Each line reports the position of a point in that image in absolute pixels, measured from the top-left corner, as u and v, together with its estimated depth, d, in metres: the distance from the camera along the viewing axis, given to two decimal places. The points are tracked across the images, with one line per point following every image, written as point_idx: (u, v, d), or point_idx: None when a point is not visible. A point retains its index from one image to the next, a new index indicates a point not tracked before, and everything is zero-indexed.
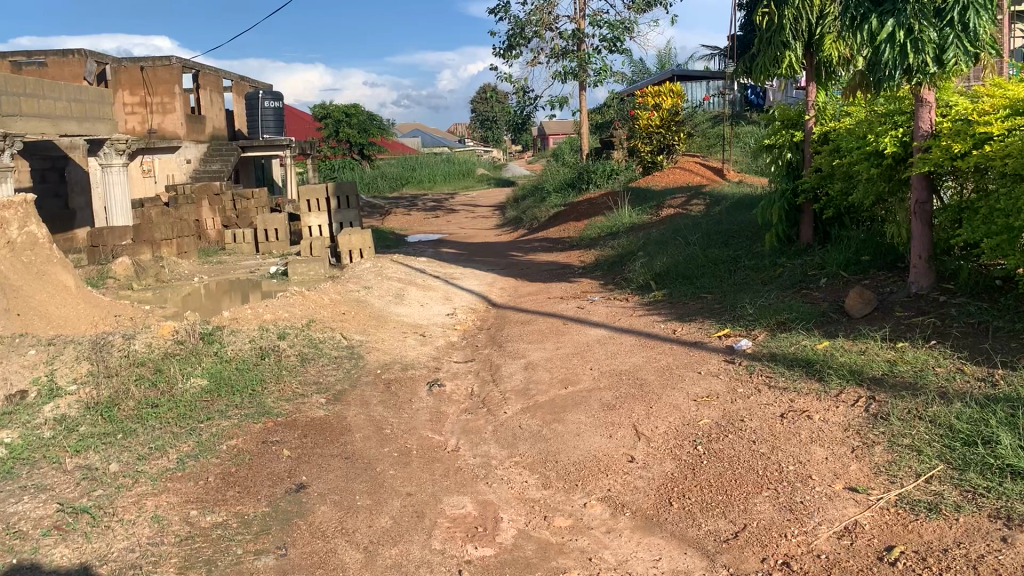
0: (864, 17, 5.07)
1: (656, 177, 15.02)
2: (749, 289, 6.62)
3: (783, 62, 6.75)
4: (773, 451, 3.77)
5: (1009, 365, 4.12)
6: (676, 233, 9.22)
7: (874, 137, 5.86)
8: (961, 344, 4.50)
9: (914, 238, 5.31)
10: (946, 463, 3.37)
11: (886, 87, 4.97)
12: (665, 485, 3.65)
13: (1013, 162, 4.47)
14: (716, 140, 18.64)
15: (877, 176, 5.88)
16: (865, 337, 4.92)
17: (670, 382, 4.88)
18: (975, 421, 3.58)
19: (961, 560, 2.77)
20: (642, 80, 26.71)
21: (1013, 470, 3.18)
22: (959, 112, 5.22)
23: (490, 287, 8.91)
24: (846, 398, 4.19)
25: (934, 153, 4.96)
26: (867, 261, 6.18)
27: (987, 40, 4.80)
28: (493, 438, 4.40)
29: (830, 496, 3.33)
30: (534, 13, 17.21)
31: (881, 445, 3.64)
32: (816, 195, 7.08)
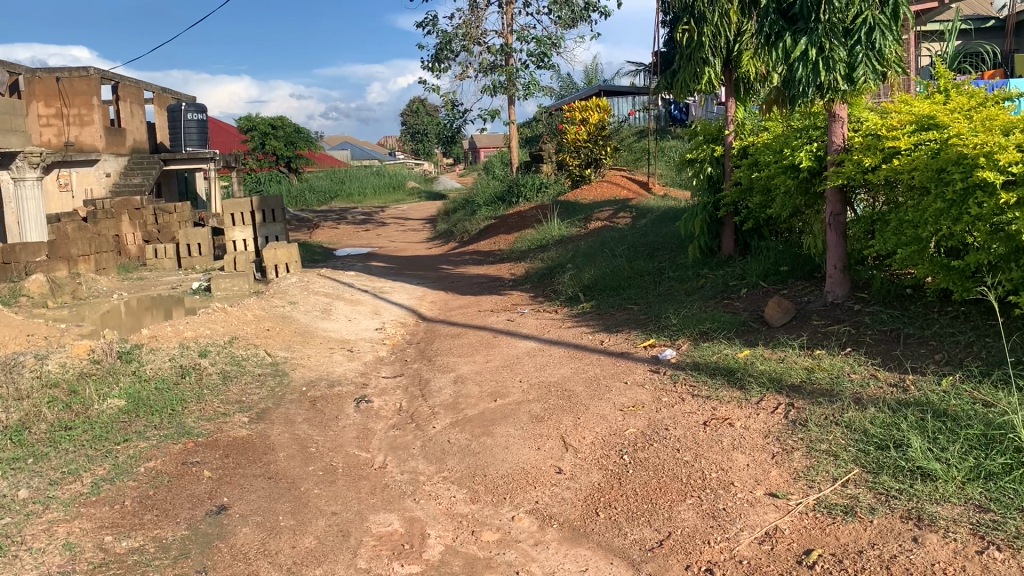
0: (779, 35, 5.25)
1: (585, 191, 15.17)
2: (673, 299, 6.74)
3: (703, 78, 6.92)
4: (696, 459, 3.84)
5: (918, 370, 4.28)
6: (604, 246, 9.33)
7: (790, 151, 6.05)
8: (875, 351, 4.65)
9: (829, 249, 5.45)
10: (861, 466, 3.48)
11: (800, 103, 5.14)
12: (592, 496, 3.67)
13: (920, 176, 4.67)
14: (641, 154, 18.97)
15: (794, 189, 6.07)
16: (784, 345, 5.05)
17: (597, 393, 4.92)
18: (888, 425, 3.71)
19: (875, 560, 2.86)
20: (569, 95, 27.01)
21: (922, 472, 3.31)
22: (870, 127, 5.41)
23: (420, 301, 8.87)
24: (767, 405, 4.29)
25: (846, 167, 5.12)
26: (785, 272, 6.37)
27: (894, 59, 5.01)
28: (421, 454, 4.37)
29: (751, 502, 3.40)
30: (462, 27, 17.25)
31: (799, 451, 3.74)
32: (736, 208, 7.26)
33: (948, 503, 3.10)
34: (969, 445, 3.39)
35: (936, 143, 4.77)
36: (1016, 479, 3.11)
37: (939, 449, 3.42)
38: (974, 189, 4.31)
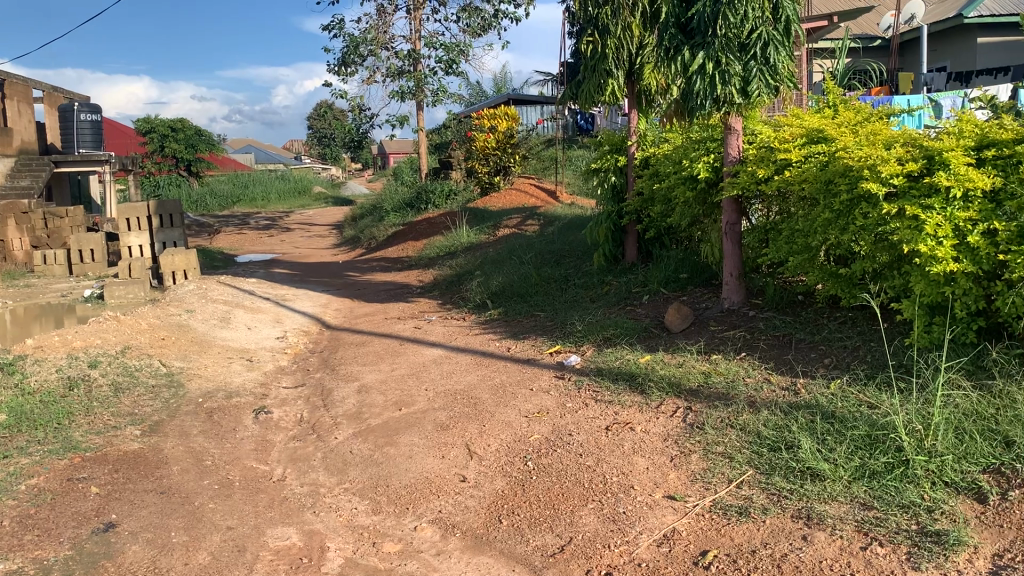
0: (678, 48, 5.38)
1: (493, 198, 15.22)
2: (578, 306, 6.83)
3: (606, 89, 7.03)
4: (598, 464, 3.89)
5: (808, 374, 4.45)
6: (511, 253, 9.38)
7: (689, 162, 6.21)
8: (768, 356, 4.82)
9: (726, 257, 5.63)
10: (754, 468, 3.60)
11: (698, 115, 5.29)
12: (494, 503, 3.67)
13: (810, 187, 4.86)
14: (549, 162, 19.16)
15: (693, 200, 6.24)
16: (683, 350, 5.17)
17: (502, 400, 4.93)
18: (780, 427, 3.84)
19: (767, 559, 2.95)
20: (477, 102, 27.08)
21: (811, 472, 3.44)
22: (764, 140, 5.61)
23: (325, 309, 8.72)
24: (666, 409, 4.38)
25: (741, 178, 5.31)
26: (685, 279, 6.55)
27: (786, 74, 5.21)
28: (322, 465, 4.28)
29: (651, 505, 3.46)
30: (369, 31, 17.08)
31: (697, 453, 3.83)
32: (639, 216, 7.40)
33: (835, 501, 3.23)
34: (855, 445, 3.54)
35: (824, 156, 4.98)
36: (897, 477, 3.27)
37: (827, 449, 3.56)
38: (859, 200, 4.51)
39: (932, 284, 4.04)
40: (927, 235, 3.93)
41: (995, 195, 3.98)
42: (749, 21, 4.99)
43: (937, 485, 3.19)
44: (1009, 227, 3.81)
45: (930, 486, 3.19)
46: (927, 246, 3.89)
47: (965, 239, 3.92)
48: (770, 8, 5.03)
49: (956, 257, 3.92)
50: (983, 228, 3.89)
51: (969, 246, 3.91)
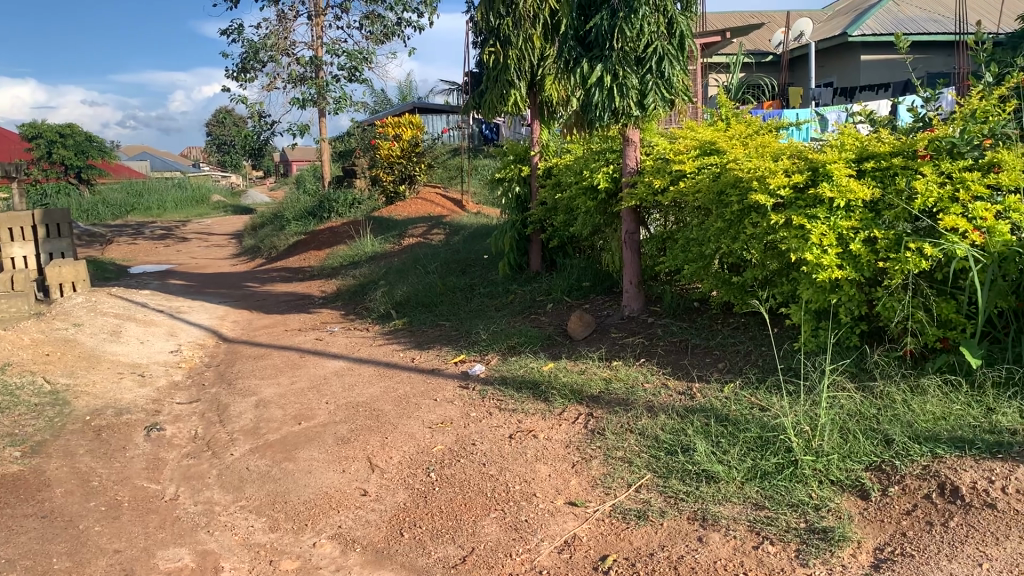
0: (577, 61, 5.46)
1: (398, 207, 15.10)
2: (483, 315, 6.84)
3: (509, 100, 7.05)
4: (501, 473, 3.90)
5: (703, 378, 4.58)
6: (416, 262, 9.31)
7: (589, 172, 6.32)
8: (666, 361, 4.94)
9: (625, 265, 5.75)
10: (652, 471, 3.67)
11: (597, 126, 5.38)
12: (396, 516, 3.63)
13: (703, 197, 5.00)
14: (455, 171, 19.16)
15: (594, 210, 6.34)
16: (585, 357, 5.24)
17: (406, 411, 4.89)
18: (677, 430, 3.93)
19: (664, 562, 3.01)
20: (382, 111, 26.92)
21: (706, 474, 3.53)
22: (660, 152, 5.76)
23: (222, 321, 8.48)
24: (568, 415, 4.43)
25: (639, 189, 5.46)
26: (587, 287, 6.66)
27: (681, 88, 5.37)
28: (217, 483, 4.15)
29: (552, 512, 3.49)
30: (269, 37, 16.75)
31: (597, 459, 3.89)
32: (543, 226, 7.50)
33: (728, 502, 3.32)
34: (748, 447, 3.65)
35: (717, 167, 5.14)
36: (786, 477, 3.39)
37: (721, 452, 3.67)
38: (749, 210, 4.67)
39: (818, 290, 4.22)
40: (813, 244, 4.09)
41: (874, 205, 4.18)
42: (644, 36, 5.11)
43: (824, 483, 3.33)
44: (888, 235, 4.01)
45: (817, 485, 3.32)
46: (814, 254, 4.05)
47: (847, 247, 4.10)
48: (665, 23, 5.16)
49: (841, 265, 4.09)
50: (864, 236, 4.08)
51: (851, 254, 4.09)
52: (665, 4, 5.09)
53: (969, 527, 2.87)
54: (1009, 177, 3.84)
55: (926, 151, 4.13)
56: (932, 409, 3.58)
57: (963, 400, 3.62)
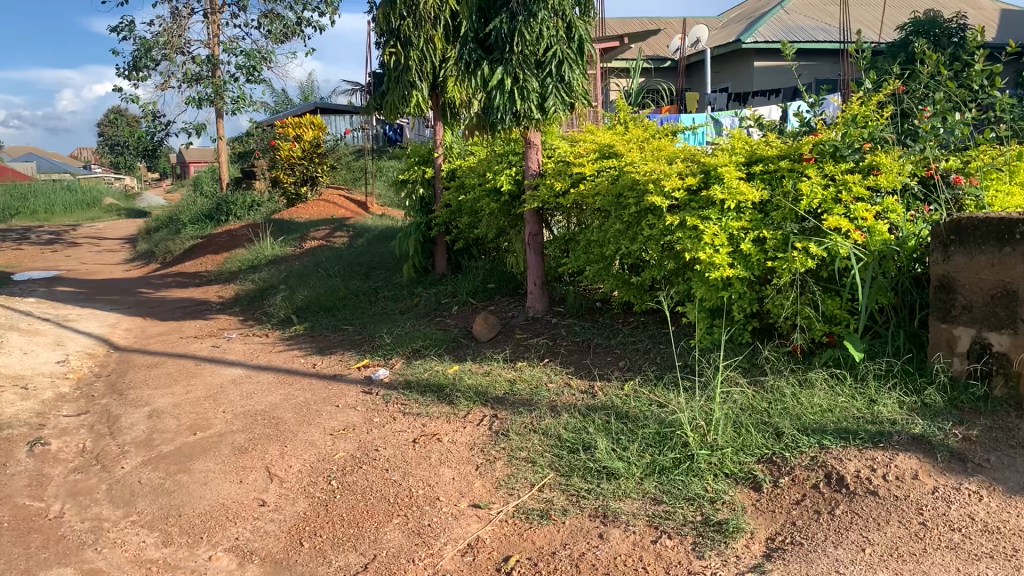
0: (477, 63, 5.45)
1: (299, 210, 14.79)
2: (387, 318, 6.78)
3: (411, 101, 7.02)
4: (404, 478, 3.86)
5: (605, 377, 4.65)
6: (318, 266, 9.14)
7: (492, 174, 6.33)
8: (569, 361, 4.99)
9: (529, 267, 5.81)
10: (555, 470, 3.71)
11: (498, 129, 5.39)
12: (296, 526, 3.56)
13: (602, 199, 5.08)
14: (359, 173, 18.92)
15: (497, 212, 6.36)
16: (489, 359, 5.25)
17: (306, 418, 4.80)
18: (579, 429, 3.98)
19: (566, 560, 3.04)
20: (283, 111, 26.40)
21: (607, 471, 3.59)
22: (561, 154, 5.83)
23: (113, 329, 8.13)
24: (473, 418, 4.43)
25: (541, 191, 5.55)
26: (493, 289, 6.69)
27: (580, 92, 5.46)
28: (106, 498, 3.98)
29: (456, 515, 3.48)
30: (162, 35, 16.18)
31: (501, 460, 3.90)
32: (448, 227, 7.48)
33: (628, 498, 3.38)
34: (646, 443, 3.72)
35: (615, 170, 5.22)
36: (684, 471, 3.47)
37: (621, 448, 3.73)
38: (646, 212, 4.77)
39: (711, 288, 4.34)
40: (706, 244, 4.21)
41: (763, 206, 4.34)
42: (543, 40, 5.16)
43: (719, 476, 3.42)
44: (775, 235, 4.17)
45: (712, 478, 3.41)
46: (706, 254, 4.17)
47: (738, 247, 4.24)
48: (564, 27, 5.23)
49: (732, 264, 4.23)
50: (753, 236, 4.23)
51: (742, 253, 4.23)
52: (564, 8, 5.15)
53: (853, 514, 3.00)
54: (886, 178, 4.05)
55: (811, 154, 4.31)
56: (819, 402, 3.72)
57: (848, 392, 3.78)
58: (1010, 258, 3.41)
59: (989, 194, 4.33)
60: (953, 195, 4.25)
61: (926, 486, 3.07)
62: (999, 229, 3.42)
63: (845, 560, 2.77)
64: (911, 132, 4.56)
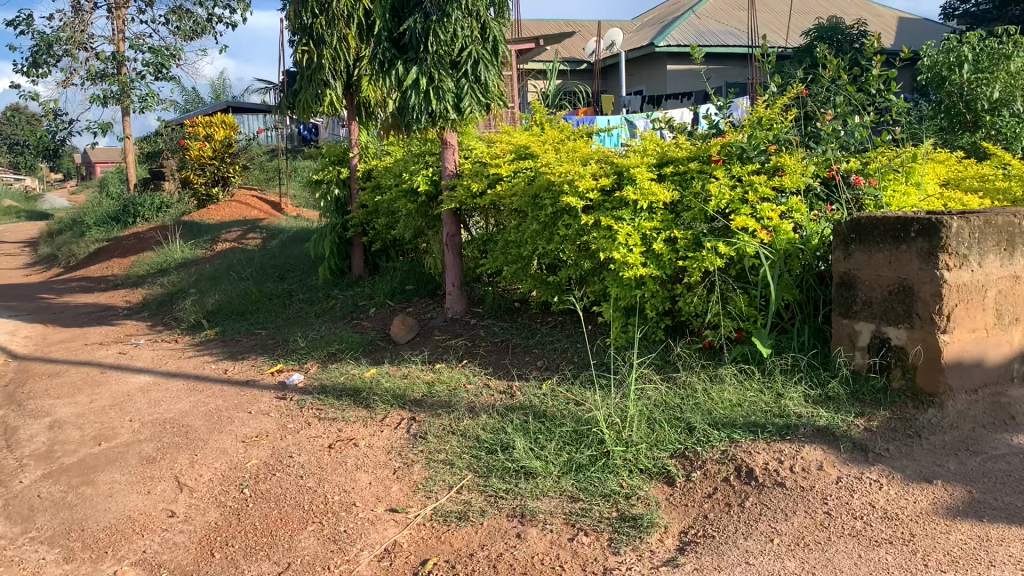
0: (392, 63, 5.35)
1: (210, 211, 14.40)
2: (302, 322, 6.66)
3: (324, 99, 6.90)
4: (320, 484, 3.80)
5: (523, 377, 4.67)
6: (230, 269, 8.91)
7: (408, 175, 6.27)
8: (487, 361, 4.99)
9: (447, 268, 5.78)
10: (473, 471, 3.70)
11: (413, 129, 5.35)
12: (207, 537, 3.46)
13: (519, 200, 5.10)
14: (273, 173, 18.55)
15: (414, 212, 6.32)
16: (407, 361, 5.21)
17: (218, 425, 4.67)
18: (497, 429, 3.98)
19: (483, 561, 3.04)
20: (194, 110, 25.72)
21: (525, 471, 3.60)
22: (477, 155, 5.83)
23: (11, 337, 7.76)
24: (390, 421, 4.38)
25: (458, 192, 5.53)
26: (410, 290, 6.66)
27: (496, 93, 5.47)
28: (3, 515, 3.79)
29: (372, 520, 3.44)
30: (64, 30, 15.54)
31: (419, 463, 3.87)
32: (364, 228, 7.41)
33: (545, 497, 3.40)
34: (563, 441, 3.75)
35: (531, 171, 5.24)
36: (599, 468, 3.51)
37: (539, 448, 3.74)
38: (562, 213, 4.81)
39: (625, 287, 4.41)
40: (620, 243, 4.27)
41: (675, 207, 4.43)
42: (458, 40, 5.14)
43: (634, 472, 3.47)
44: (686, 234, 4.27)
45: (628, 474, 3.46)
46: (620, 254, 4.23)
47: (650, 246, 4.31)
48: (478, 27, 5.23)
49: (645, 263, 4.30)
50: (665, 236, 4.30)
51: (654, 253, 4.31)
52: (478, 9, 5.16)
53: (762, 506, 3.09)
54: (790, 179, 4.19)
55: (719, 155, 4.42)
56: (729, 396, 3.82)
57: (756, 386, 3.88)
58: (906, 257, 3.53)
59: (887, 194, 4.52)
60: (853, 195, 4.43)
61: (830, 476, 3.18)
62: (895, 228, 3.54)
63: (754, 551, 2.85)
64: (814, 134, 4.72)
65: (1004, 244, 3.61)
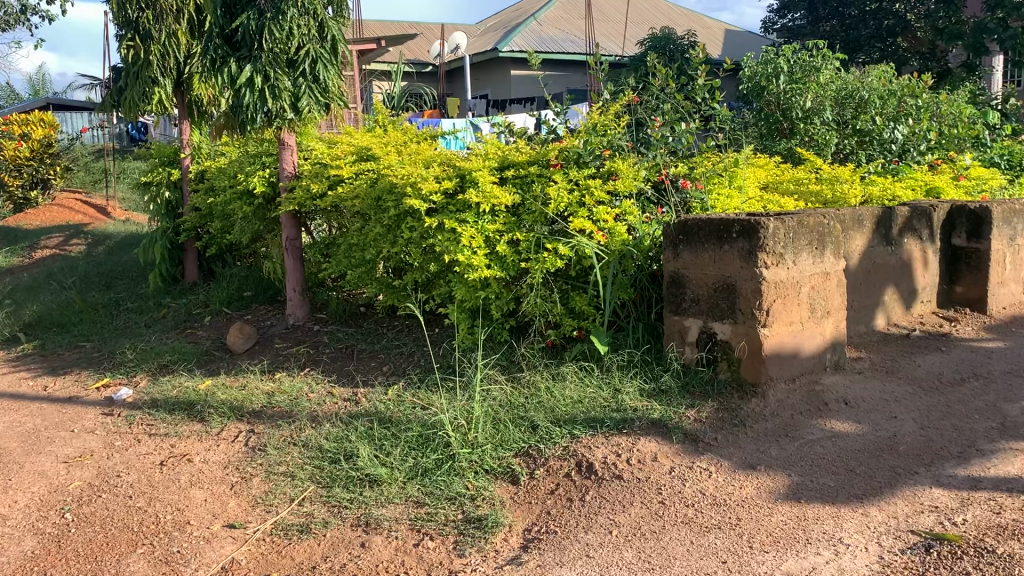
0: (223, 60, 5.08)
1: (28, 216, 13.34)
2: (131, 332, 6.28)
3: (152, 98, 6.55)
4: (150, 503, 3.60)
5: (368, 383, 4.59)
6: (50, 278, 8.30)
7: (244, 177, 6.05)
8: (330, 368, 4.89)
9: (288, 273, 5.61)
10: (316, 482, 3.60)
11: (249, 129, 5.16)
12: (22, 568, 3.19)
13: (361, 203, 5.01)
14: (100, 175, 17.40)
15: (252, 216, 6.10)
16: (245, 371, 5.02)
17: (35, 447, 4.33)
18: (341, 438, 3.89)
19: (327, 573, 2.97)
20: (7, 106, 23.79)
21: (370, 478, 3.53)
22: (317, 156, 5.69)
23: None
24: (228, 434, 4.21)
25: (297, 194, 5.37)
26: (249, 297, 6.44)
27: (335, 93, 5.37)
28: None
29: (208, 538, 3.29)
30: None
31: (258, 477, 3.73)
32: (198, 233, 7.11)
33: (391, 504, 3.36)
34: (409, 447, 3.71)
35: (372, 174, 5.17)
36: (445, 471, 3.50)
37: (384, 454, 3.69)
38: (405, 215, 4.77)
39: (469, 289, 4.43)
40: (464, 246, 4.29)
41: (516, 209, 4.50)
42: (294, 38, 5.00)
43: (479, 474, 3.49)
44: (528, 237, 4.35)
45: (473, 476, 3.47)
46: (465, 257, 4.25)
47: (494, 248, 4.35)
48: (316, 26, 5.10)
49: (488, 265, 4.34)
50: (507, 238, 4.37)
51: (497, 254, 4.36)
52: (315, 7, 5.03)
53: (601, 499, 3.18)
54: (624, 183, 4.37)
55: (557, 159, 4.53)
56: (570, 394, 3.91)
57: (595, 382, 4.00)
58: (729, 256, 3.73)
59: (713, 197, 4.78)
60: (681, 198, 4.65)
61: (665, 466, 3.32)
62: (719, 228, 3.75)
63: (594, 544, 2.92)
64: (645, 139, 4.92)
65: (815, 242, 3.88)
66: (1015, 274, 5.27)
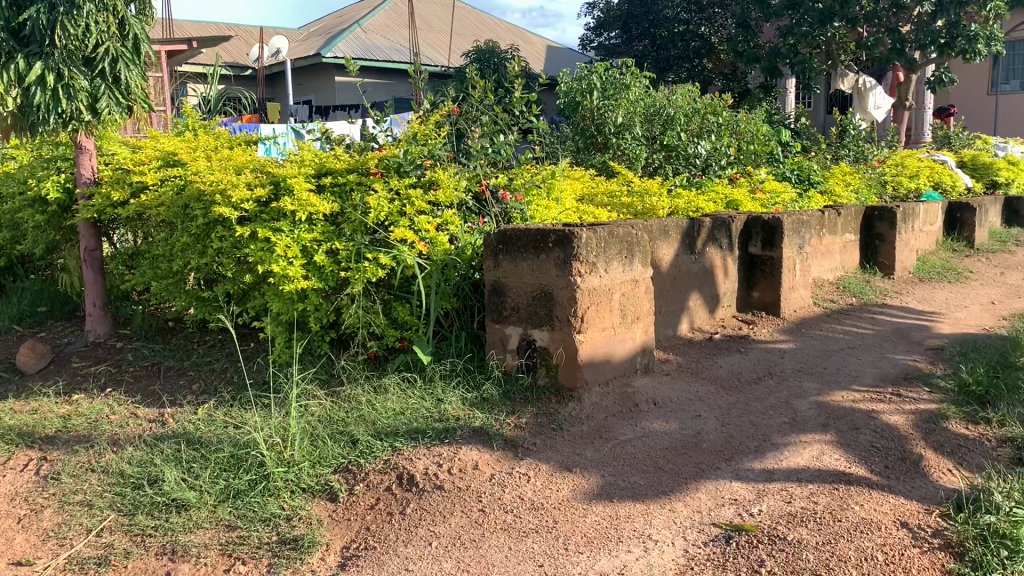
0: (9, 56, 4.67)
1: None
2: None
3: None
4: None
5: (176, 402, 4.35)
6: None
7: (35, 182, 5.58)
8: (135, 388, 4.59)
9: (87, 286, 5.22)
10: (117, 510, 3.36)
11: (40, 131, 4.80)
12: None
13: (167, 211, 4.75)
14: None
15: (45, 224, 5.64)
16: (37, 394, 4.62)
17: None
18: (144, 461, 3.65)
19: None
20: None
21: (177, 503, 3.34)
22: (119, 161, 5.33)
23: None
24: (15, 463, 3.86)
25: (95, 201, 5.01)
26: (43, 313, 5.97)
27: (139, 95, 5.07)
28: None
29: None
30: None
31: (50, 508, 3.44)
32: None
33: (199, 529, 3.19)
34: (219, 468, 3.53)
35: (179, 180, 4.90)
36: (259, 492, 3.36)
37: (192, 477, 3.49)
38: (215, 224, 4.56)
39: (286, 301, 4.28)
40: (279, 256, 4.14)
41: (335, 219, 4.40)
42: (92, 35, 4.67)
43: (295, 492, 3.37)
44: (347, 247, 4.26)
45: (288, 495, 3.35)
46: (280, 267, 4.10)
47: (311, 258, 4.23)
48: (116, 23, 4.78)
49: (306, 276, 4.21)
50: (325, 248, 4.25)
51: (315, 265, 4.23)
52: (115, 3, 4.72)
53: (421, 511, 3.16)
54: (444, 194, 4.40)
55: (377, 168, 4.48)
56: (392, 405, 3.86)
57: (417, 393, 3.97)
58: (546, 265, 3.82)
59: (531, 208, 4.88)
60: (501, 209, 4.73)
61: (484, 474, 3.34)
62: (536, 238, 3.83)
63: (413, 557, 2.90)
64: (465, 150, 4.95)
65: (625, 251, 4.04)
66: (805, 279, 5.72)
